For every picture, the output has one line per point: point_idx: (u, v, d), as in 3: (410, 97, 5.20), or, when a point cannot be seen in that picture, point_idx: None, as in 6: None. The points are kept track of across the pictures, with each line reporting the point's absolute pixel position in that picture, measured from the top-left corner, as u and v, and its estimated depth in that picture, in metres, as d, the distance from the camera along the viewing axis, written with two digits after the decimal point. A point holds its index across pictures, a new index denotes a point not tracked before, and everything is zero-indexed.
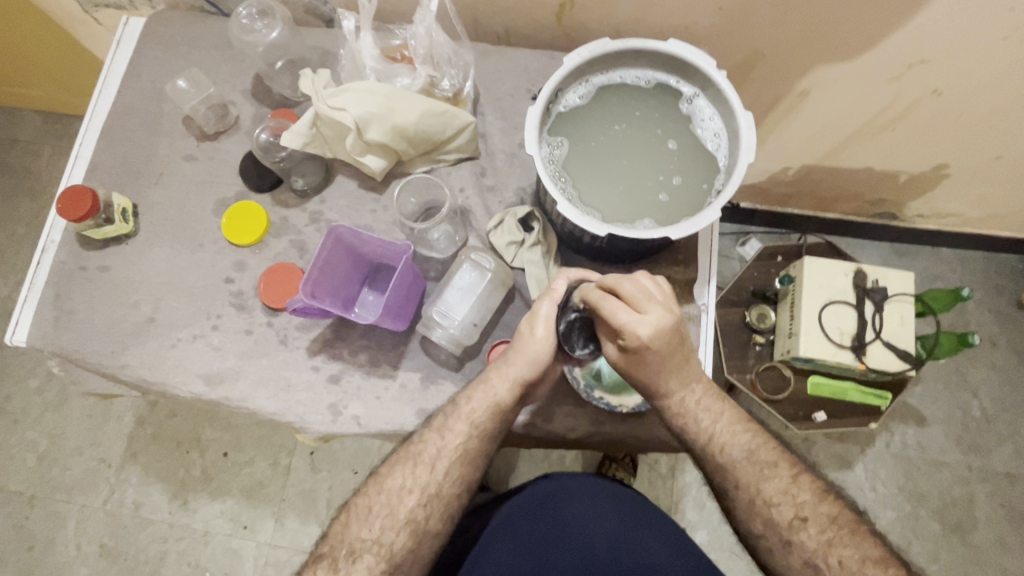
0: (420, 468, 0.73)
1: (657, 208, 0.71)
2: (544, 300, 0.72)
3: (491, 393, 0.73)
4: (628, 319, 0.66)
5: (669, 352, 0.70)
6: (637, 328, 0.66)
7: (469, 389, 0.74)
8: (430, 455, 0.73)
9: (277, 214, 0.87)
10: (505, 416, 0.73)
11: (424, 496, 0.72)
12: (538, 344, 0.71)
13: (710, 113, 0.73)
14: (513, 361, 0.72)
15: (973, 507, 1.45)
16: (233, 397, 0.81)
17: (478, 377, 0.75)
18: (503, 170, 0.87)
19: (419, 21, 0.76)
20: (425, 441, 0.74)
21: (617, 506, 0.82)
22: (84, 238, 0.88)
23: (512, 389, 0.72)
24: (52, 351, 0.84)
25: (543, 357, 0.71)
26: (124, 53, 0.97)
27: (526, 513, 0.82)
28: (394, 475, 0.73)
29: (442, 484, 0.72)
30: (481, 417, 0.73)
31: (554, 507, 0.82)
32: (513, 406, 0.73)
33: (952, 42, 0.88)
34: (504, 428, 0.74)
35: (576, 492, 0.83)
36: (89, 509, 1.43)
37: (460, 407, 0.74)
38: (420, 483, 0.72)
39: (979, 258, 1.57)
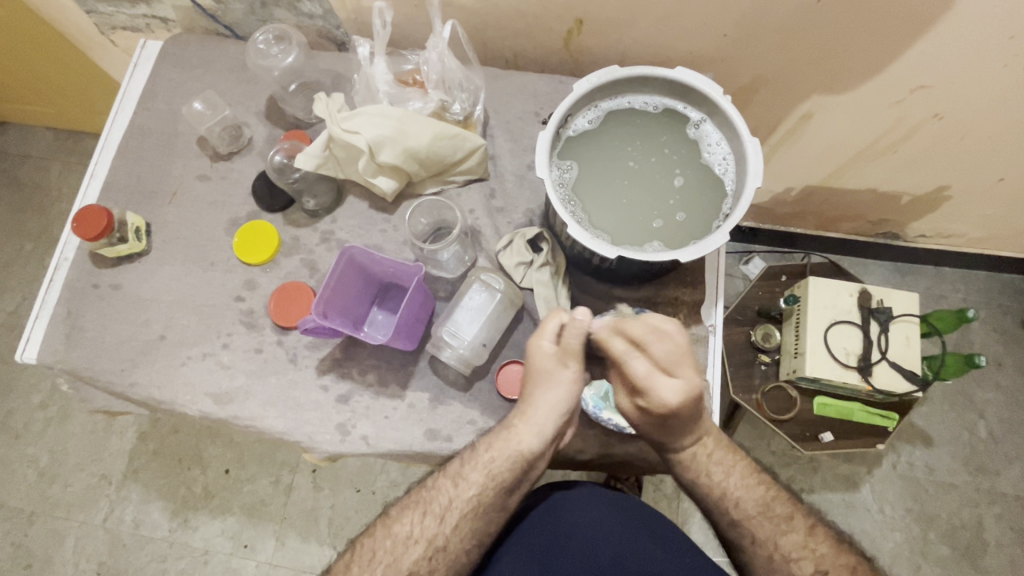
0: (429, 517, 0.73)
1: (665, 232, 0.72)
2: (552, 319, 0.73)
3: (513, 444, 0.72)
4: (641, 374, 0.69)
5: (687, 419, 0.72)
6: (655, 392, 0.69)
7: (489, 437, 0.74)
8: (441, 504, 0.74)
9: (289, 234, 0.88)
10: (526, 467, 0.73)
11: (430, 548, 0.72)
12: (568, 379, 0.72)
13: (717, 138, 0.73)
14: (540, 404, 0.73)
15: (982, 530, 1.43)
16: (242, 415, 0.81)
17: (500, 425, 0.75)
18: (513, 192, 0.88)
19: (431, 47, 0.78)
20: (438, 488, 0.75)
21: (623, 516, 0.81)
22: (97, 256, 0.89)
23: (536, 440, 0.72)
24: (62, 368, 0.85)
25: (569, 395, 0.73)
26: (141, 75, 0.99)
27: (531, 525, 0.82)
28: (403, 521, 0.74)
29: (450, 537, 0.73)
30: (498, 468, 0.72)
31: (557, 518, 0.82)
32: (534, 459, 0.72)
33: (952, 68, 0.90)
34: (524, 480, 0.74)
35: (580, 502, 0.83)
36: (88, 526, 1.42)
37: (476, 457, 0.74)
38: (428, 534, 0.73)
39: (982, 277, 1.58)
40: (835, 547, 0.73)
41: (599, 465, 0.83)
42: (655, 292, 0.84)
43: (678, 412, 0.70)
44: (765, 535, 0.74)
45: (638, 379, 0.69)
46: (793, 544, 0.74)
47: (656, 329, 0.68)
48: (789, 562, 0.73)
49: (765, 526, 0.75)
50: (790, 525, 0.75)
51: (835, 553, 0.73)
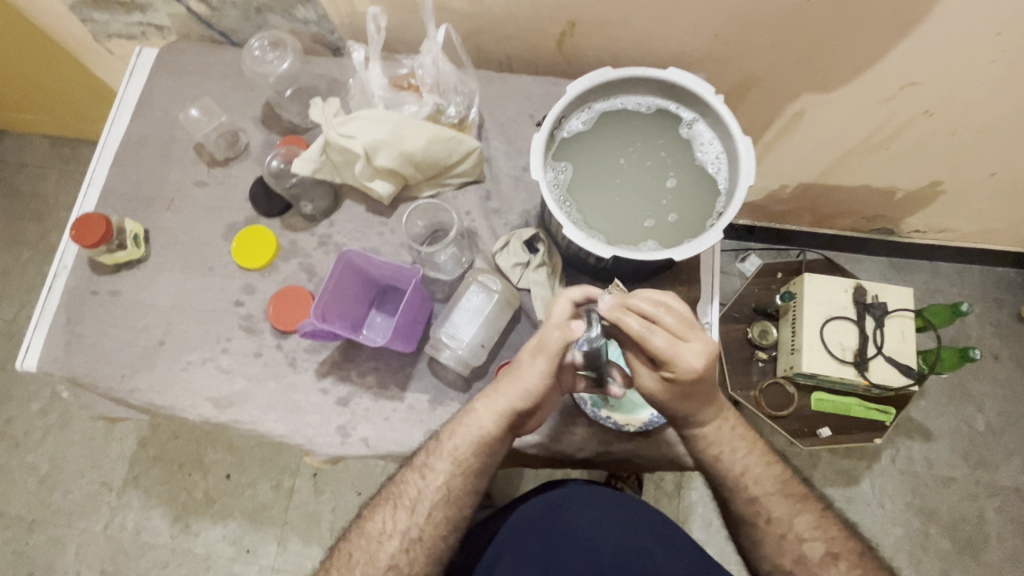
0: (401, 511, 0.74)
1: (659, 231, 0.72)
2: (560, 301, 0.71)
3: (474, 427, 0.74)
4: (667, 347, 0.66)
5: (710, 382, 0.70)
6: (685, 360, 0.66)
7: (451, 425, 0.75)
8: (410, 496, 0.74)
9: (287, 238, 0.89)
10: (490, 449, 0.74)
11: (405, 541, 0.72)
12: (528, 365, 0.72)
13: (709, 137, 0.74)
14: (498, 388, 0.74)
15: (981, 523, 1.44)
16: (243, 419, 0.82)
17: (460, 414, 0.76)
18: (508, 193, 0.89)
19: (425, 51, 0.79)
20: (407, 481, 0.75)
21: (620, 515, 0.82)
22: (96, 263, 0.89)
23: (495, 420, 0.73)
24: (62, 375, 0.85)
25: (532, 379, 0.72)
26: (137, 83, 0.99)
27: (527, 528, 0.81)
28: (376, 518, 0.75)
29: (423, 528, 0.73)
30: (463, 452, 0.73)
31: (554, 519, 0.82)
32: (496, 439, 0.74)
33: (939, 65, 0.91)
34: (489, 463, 0.75)
35: (579, 501, 0.83)
36: (90, 533, 1.42)
37: (441, 445, 0.75)
38: (401, 528, 0.73)
39: (976, 271, 1.59)
40: (844, 530, 0.74)
41: (599, 463, 0.84)
42: (650, 291, 0.85)
43: (706, 376, 0.68)
44: (780, 513, 0.74)
45: (660, 352, 0.66)
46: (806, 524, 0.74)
47: (658, 300, 0.67)
48: (803, 542, 0.74)
49: (780, 507, 0.75)
50: (803, 505, 0.75)
51: (844, 536, 0.74)
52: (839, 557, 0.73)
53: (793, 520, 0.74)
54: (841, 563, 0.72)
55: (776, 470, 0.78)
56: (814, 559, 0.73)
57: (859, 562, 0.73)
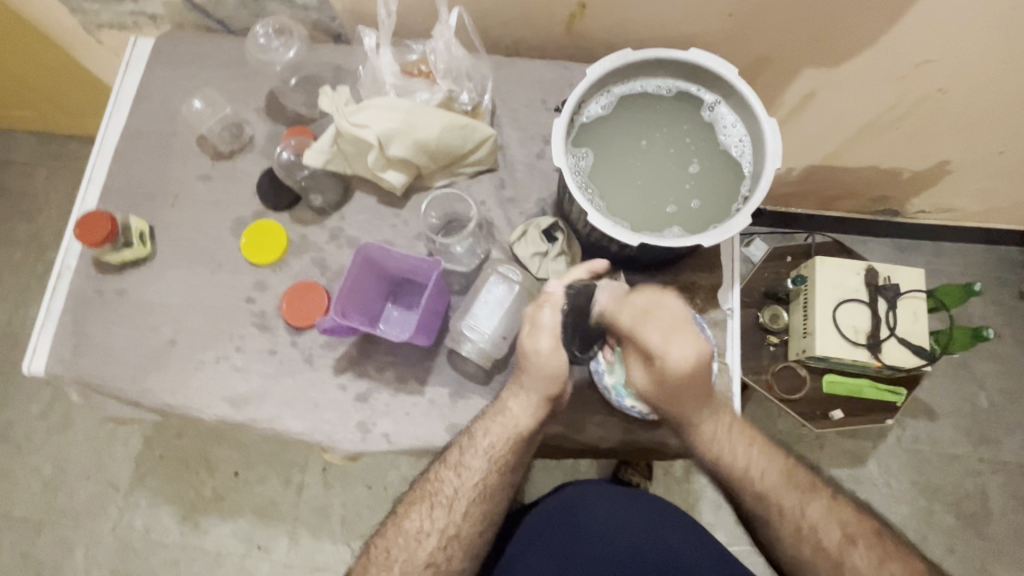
0: (437, 509, 0.74)
1: (684, 217, 0.71)
2: (544, 307, 0.72)
3: (508, 423, 0.73)
4: (659, 339, 0.67)
5: (703, 385, 0.70)
6: (673, 350, 0.67)
7: (484, 421, 0.74)
8: (447, 494, 0.74)
9: (297, 232, 0.87)
10: (524, 445, 0.74)
11: (443, 538, 0.73)
12: (548, 358, 0.71)
13: (732, 119, 0.72)
14: (529, 383, 0.73)
15: (986, 499, 1.46)
16: (260, 418, 0.80)
17: (493, 408, 0.75)
18: (523, 181, 0.87)
19: (438, 36, 0.77)
20: (442, 479, 0.75)
21: (640, 510, 0.82)
22: (101, 262, 0.86)
23: (529, 417, 0.73)
24: (71, 378, 0.83)
25: (557, 373, 0.72)
26: (134, 75, 0.96)
27: (547, 522, 0.81)
28: (412, 516, 0.75)
29: (461, 524, 0.73)
30: (498, 450, 0.73)
31: (574, 512, 0.82)
32: (531, 436, 0.74)
33: (955, 40, 0.90)
34: (524, 458, 0.75)
35: (596, 497, 0.83)
36: (98, 534, 1.41)
37: (475, 442, 0.74)
38: (439, 525, 0.74)
39: (979, 250, 1.59)
40: (857, 511, 0.75)
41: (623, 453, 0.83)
42: (671, 278, 0.83)
43: (696, 372, 0.68)
44: (791, 503, 0.74)
45: (654, 346, 0.67)
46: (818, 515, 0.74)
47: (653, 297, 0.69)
48: (816, 532, 0.73)
49: (789, 498, 0.75)
50: (812, 494, 0.75)
51: (857, 517, 0.75)
52: (855, 539, 0.73)
53: (804, 509, 0.74)
54: (858, 545, 0.72)
55: (779, 463, 0.77)
56: (832, 546, 0.73)
57: (874, 542, 0.73)
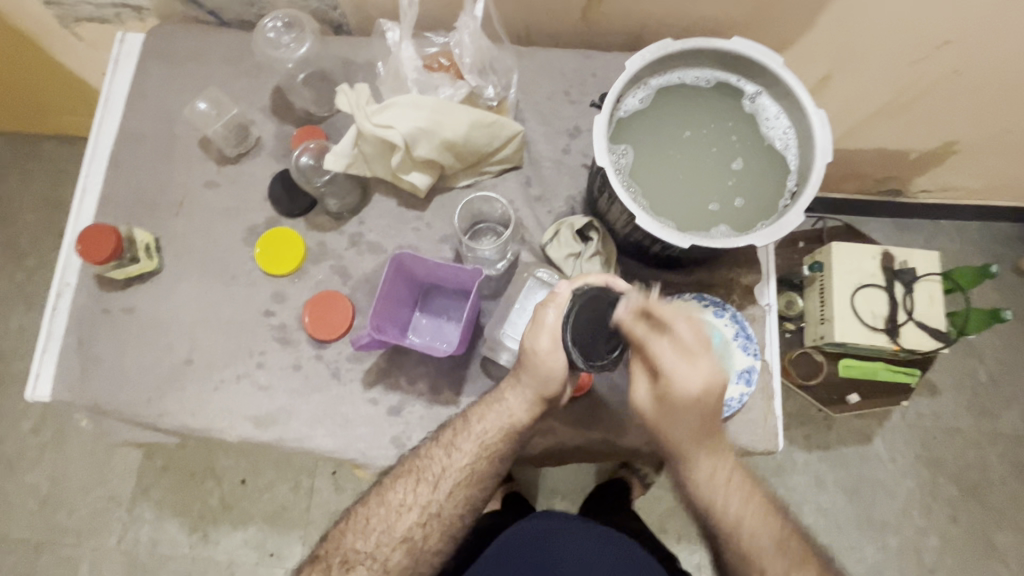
0: (423, 485, 0.72)
1: (729, 214, 0.68)
2: (550, 308, 0.68)
3: (505, 413, 0.72)
4: (672, 362, 0.65)
5: (712, 416, 0.68)
6: (682, 377, 0.64)
7: (480, 406, 0.73)
8: (434, 472, 0.72)
9: (314, 240, 0.82)
10: (518, 438, 0.73)
11: (424, 515, 0.72)
12: (550, 359, 0.69)
13: (775, 112, 0.69)
14: (527, 376, 0.71)
15: (987, 470, 1.50)
16: (288, 437, 0.76)
17: (490, 395, 0.74)
18: (550, 178, 0.83)
19: (463, 28, 0.72)
20: (432, 457, 0.72)
21: (610, 552, 0.78)
22: (104, 278, 0.81)
23: (526, 407, 0.72)
24: (80, 403, 0.78)
25: (556, 372, 0.69)
26: (124, 73, 0.89)
27: (515, 554, 0.78)
28: (395, 489, 0.72)
29: (443, 505, 0.72)
30: (491, 438, 0.72)
31: (544, 547, 0.79)
32: (525, 428, 0.72)
33: (979, 21, 0.89)
34: (515, 451, 0.74)
35: (568, 532, 0.79)
36: (103, 551, 1.36)
37: (470, 425, 0.73)
38: (421, 501, 0.72)
39: (978, 227, 1.60)
40: None
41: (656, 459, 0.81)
42: (708, 275, 0.81)
43: (703, 402, 0.66)
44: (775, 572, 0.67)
45: (664, 364, 0.65)
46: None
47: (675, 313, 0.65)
48: None
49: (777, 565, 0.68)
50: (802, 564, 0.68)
51: None
52: None
53: None
54: None
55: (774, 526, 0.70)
56: None
57: None
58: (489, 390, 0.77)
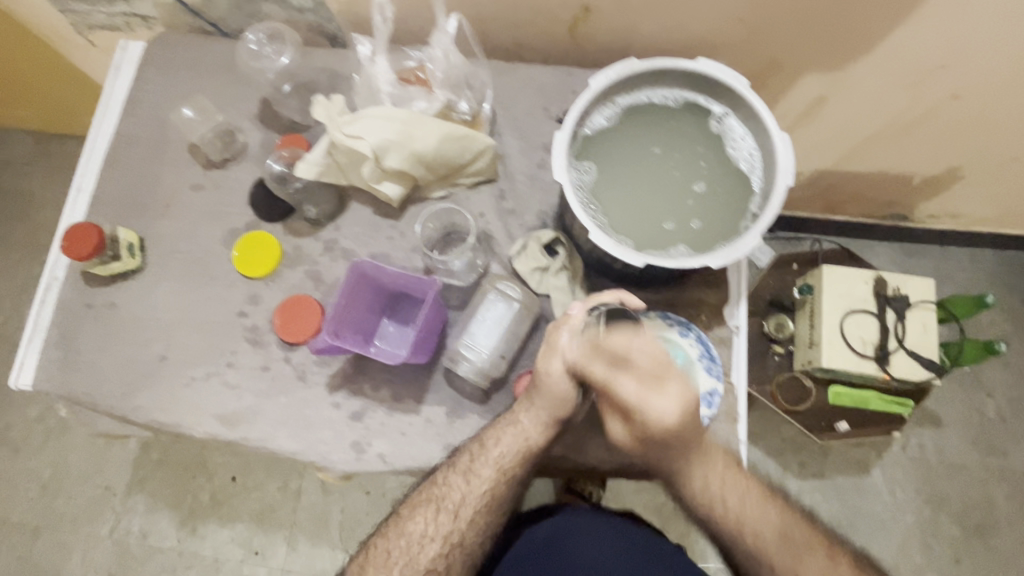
0: (443, 514, 0.73)
1: (691, 235, 0.68)
2: (562, 331, 0.70)
3: (521, 437, 0.73)
4: (634, 393, 0.64)
5: (688, 434, 0.68)
6: (649, 406, 0.64)
7: (496, 431, 0.73)
8: (454, 501, 0.73)
9: (291, 244, 0.84)
10: (534, 457, 0.73)
11: (446, 544, 0.73)
12: (558, 380, 0.70)
13: (742, 132, 0.69)
14: (542, 401, 0.72)
15: (993, 509, 1.44)
16: (252, 436, 0.78)
17: (504, 417, 0.74)
18: (524, 192, 0.84)
19: (436, 43, 0.74)
20: (450, 485, 0.73)
21: (628, 547, 0.81)
22: (89, 274, 0.84)
23: (541, 428, 0.73)
24: (60, 392, 0.81)
25: (567, 391, 0.71)
26: (124, 78, 0.93)
27: (534, 559, 0.81)
28: (415, 519, 0.74)
29: (465, 532, 0.74)
30: (509, 462, 0.73)
31: (561, 546, 0.81)
32: (541, 447, 0.73)
33: (971, 45, 0.87)
34: (534, 467, 0.75)
35: (583, 530, 0.82)
36: (94, 540, 1.39)
37: (487, 451, 0.73)
38: (443, 531, 0.73)
39: (990, 256, 1.55)
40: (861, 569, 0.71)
41: (625, 475, 0.80)
42: (676, 294, 0.80)
43: (678, 425, 0.66)
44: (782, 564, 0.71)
45: (629, 400, 0.64)
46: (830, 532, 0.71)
47: (631, 342, 0.65)
48: None
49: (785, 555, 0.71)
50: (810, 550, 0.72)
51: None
52: None
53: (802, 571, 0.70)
54: None
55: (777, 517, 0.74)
56: None
57: None
58: (486, 424, 0.77)
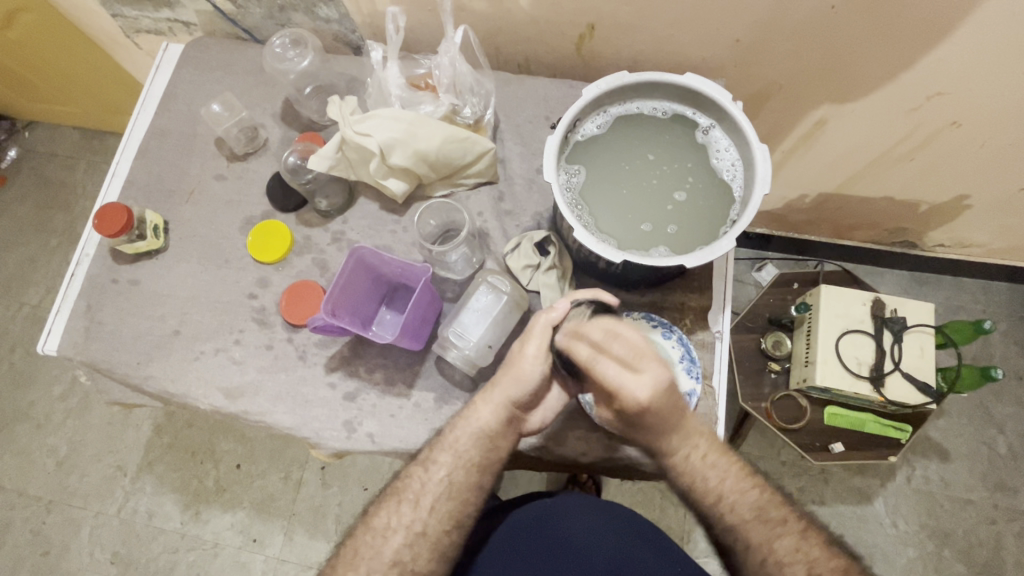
0: (405, 505, 0.73)
1: (671, 237, 0.72)
2: (540, 318, 0.72)
3: (474, 421, 0.74)
4: (616, 376, 0.67)
5: (668, 412, 0.70)
6: (630, 389, 0.67)
7: (453, 419, 0.76)
8: (415, 490, 0.74)
9: (302, 233, 0.90)
10: (490, 444, 0.74)
11: (410, 535, 0.72)
12: (525, 362, 0.73)
13: (725, 144, 0.74)
14: (494, 384, 0.74)
15: (1000, 549, 1.39)
16: (252, 410, 0.83)
17: (463, 407, 0.77)
18: (522, 195, 0.89)
19: (443, 52, 0.80)
20: (410, 476, 0.75)
21: (614, 528, 0.83)
22: (117, 252, 0.91)
23: (495, 414, 0.73)
24: (82, 360, 0.88)
25: (529, 374, 0.73)
26: (163, 78, 1.02)
27: (522, 533, 0.83)
28: (381, 513, 0.75)
29: (428, 522, 0.72)
30: (463, 446, 0.73)
31: (550, 523, 0.84)
32: (495, 433, 0.73)
33: (968, 75, 0.87)
34: (493, 456, 0.74)
35: (570, 510, 0.84)
36: (103, 517, 1.45)
37: (445, 439, 0.75)
38: (405, 522, 0.73)
39: (1003, 289, 1.53)
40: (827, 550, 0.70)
41: (604, 468, 0.83)
42: (661, 297, 0.85)
43: (654, 405, 0.68)
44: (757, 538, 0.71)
45: (609, 382, 0.68)
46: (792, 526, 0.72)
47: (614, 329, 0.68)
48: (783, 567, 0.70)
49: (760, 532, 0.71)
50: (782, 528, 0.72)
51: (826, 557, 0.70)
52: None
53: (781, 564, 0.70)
54: None
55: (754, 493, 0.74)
56: None
57: None
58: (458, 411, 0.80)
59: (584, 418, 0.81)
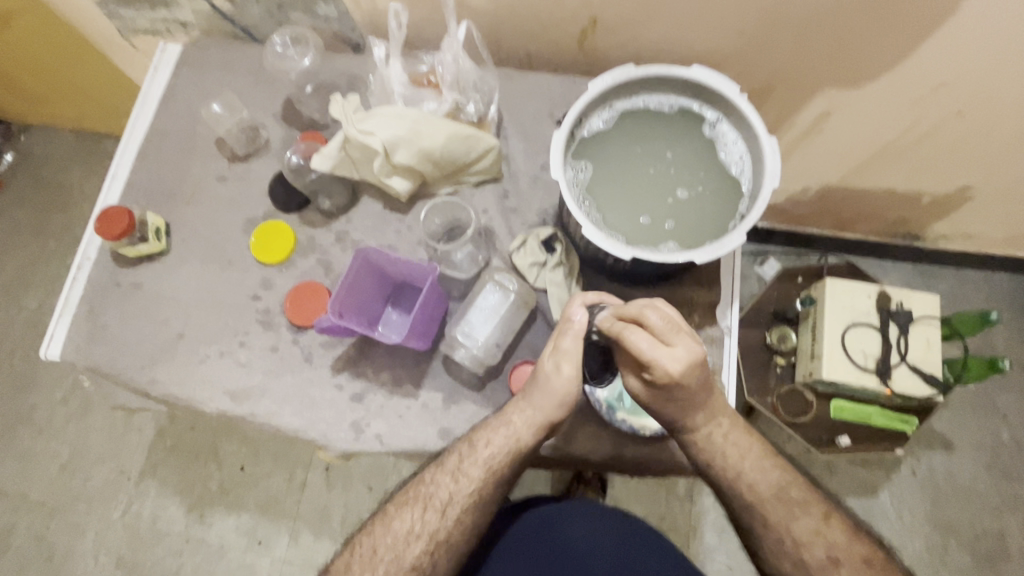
0: (430, 513, 0.73)
1: (680, 232, 0.71)
2: (566, 335, 0.71)
3: (511, 438, 0.73)
4: (650, 349, 0.65)
5: (700, 389, 0.69)
6: (665, 364, 0.65)
7: (487, 432, 0.74)
8: (441, 499, 0.73)
9: (305, 234, 0.89)
10: (523, 460, 0.74)
11: (432, 543, 0.72)
12: (563, 384, 0.71)
13: (733, 138, 0.73)
14: (538, 403, 0.73)
15: (1005, 539, 1.40)
16: (259, 413, 0.82)
17: (496, 418, 0.75)
18: (527, 192, 0.88)
19: (446, 49, 0.80)
20: (438, 483, 0.74)
21: (611, 533, 0.83)
22: (119, 255, 0.90)
23: (533, 432, 0.73)
24: (85, 365, 0.87)
25: (568, 398, 0.72)
26: (161, 79, 1.00)
27: (523, 535, 0.83)
28: (402, 517, 0.74)
29: (451, 531, 0.73)
30: (498, 462, 0.73)
31: (548, 532, 0.83)
32: (531, 452, 0.73)
33: (971, 66, 0.87)
34: (521, 470, 0.75)
35: (566, 518, 0.84)
36: (108, 521, 1.44)
37: (477, 451, 0.74)
38: (429, 529, 0.72)
39: (1006, 280, 1.53)
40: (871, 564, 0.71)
41: (615, 466, 0.82)
42: (669, 294, 0.84)
43: (687, 381, 0.67)
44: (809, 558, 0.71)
45: (641, 353, 0.65)
46: (804, 525, 0.72)
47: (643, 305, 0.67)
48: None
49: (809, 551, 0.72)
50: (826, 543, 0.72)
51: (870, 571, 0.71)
52: None
53: None
54: None
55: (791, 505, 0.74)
56: None
57: None
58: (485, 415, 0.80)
59: (594, 417, 0.81)
